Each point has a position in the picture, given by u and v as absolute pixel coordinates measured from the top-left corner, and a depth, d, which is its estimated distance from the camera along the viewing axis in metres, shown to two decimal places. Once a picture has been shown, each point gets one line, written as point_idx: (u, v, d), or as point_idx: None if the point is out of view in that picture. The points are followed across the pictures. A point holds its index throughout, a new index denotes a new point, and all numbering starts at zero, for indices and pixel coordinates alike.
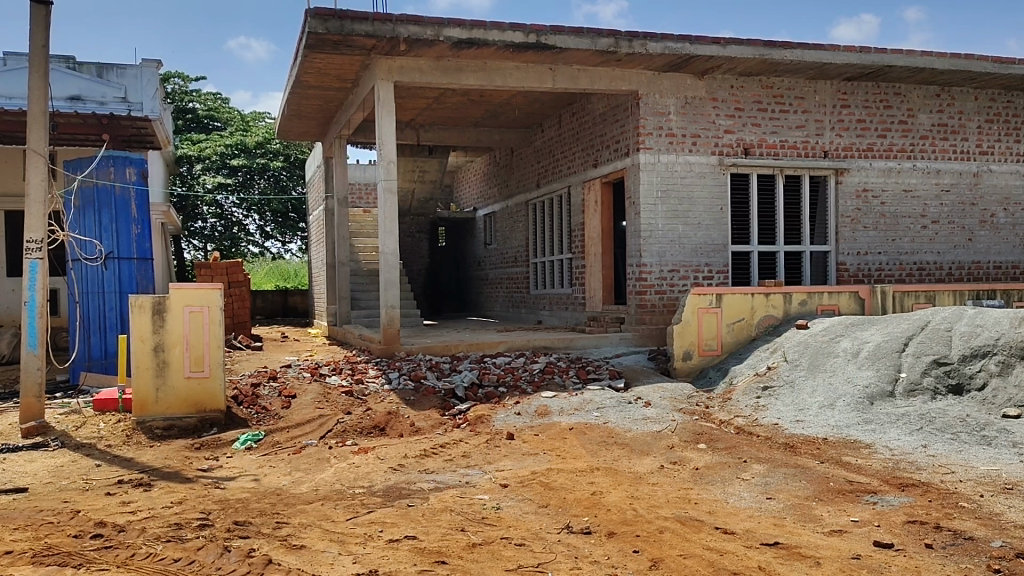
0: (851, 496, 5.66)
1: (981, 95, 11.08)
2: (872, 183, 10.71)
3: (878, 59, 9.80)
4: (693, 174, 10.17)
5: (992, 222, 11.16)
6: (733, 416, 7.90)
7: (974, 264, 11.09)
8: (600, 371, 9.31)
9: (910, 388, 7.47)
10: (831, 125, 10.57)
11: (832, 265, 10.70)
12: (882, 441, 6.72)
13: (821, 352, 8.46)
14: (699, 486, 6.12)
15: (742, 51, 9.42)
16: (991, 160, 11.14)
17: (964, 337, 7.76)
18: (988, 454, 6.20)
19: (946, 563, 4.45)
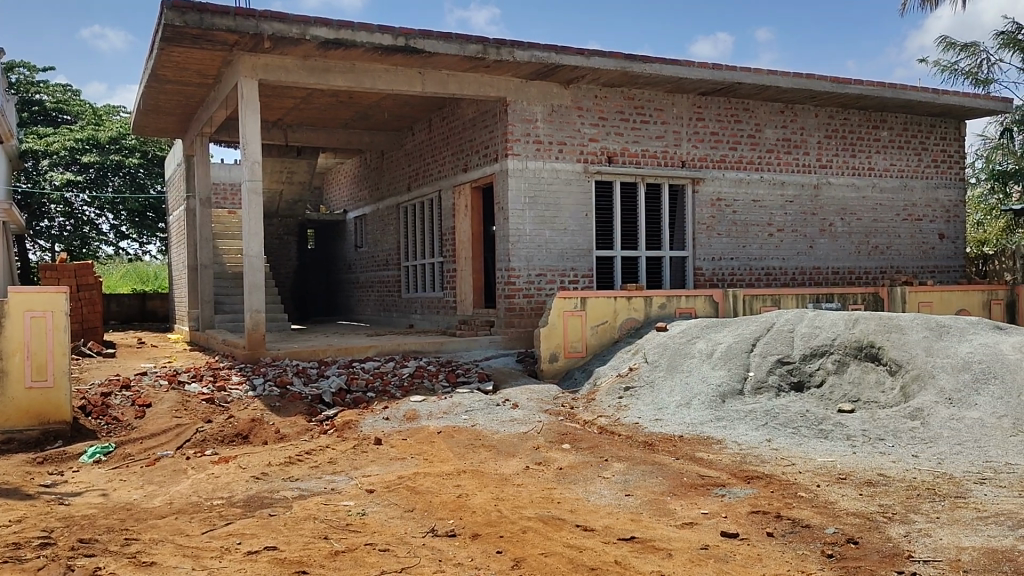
0: (702, 490, 5.95)
1: (821, 112, 11.90)
2: (725, 193, 11.30)
3: (730, 76, 10.35)
4: (559, 181, 10.40)
5: (830, 230, 11.99)
6: (596, 416, 8.13)
7: (815, 269, 11.89)
8: (469, 374, 9.38)
9: (757, 385, 7.93)
10: (688, 137, 11.08)
11: (689, 270, 11.20)
12: (731, 437, 7.10)
13: (678, 353, 8.85)
14: (562, 485, 6.28)
15: (605, 63, 9.73)
16: (830, 173, 11.98)
17: (804, 337, 8.33)
18: (825, 447, 6.67)
19: (785, 550, 4.75)
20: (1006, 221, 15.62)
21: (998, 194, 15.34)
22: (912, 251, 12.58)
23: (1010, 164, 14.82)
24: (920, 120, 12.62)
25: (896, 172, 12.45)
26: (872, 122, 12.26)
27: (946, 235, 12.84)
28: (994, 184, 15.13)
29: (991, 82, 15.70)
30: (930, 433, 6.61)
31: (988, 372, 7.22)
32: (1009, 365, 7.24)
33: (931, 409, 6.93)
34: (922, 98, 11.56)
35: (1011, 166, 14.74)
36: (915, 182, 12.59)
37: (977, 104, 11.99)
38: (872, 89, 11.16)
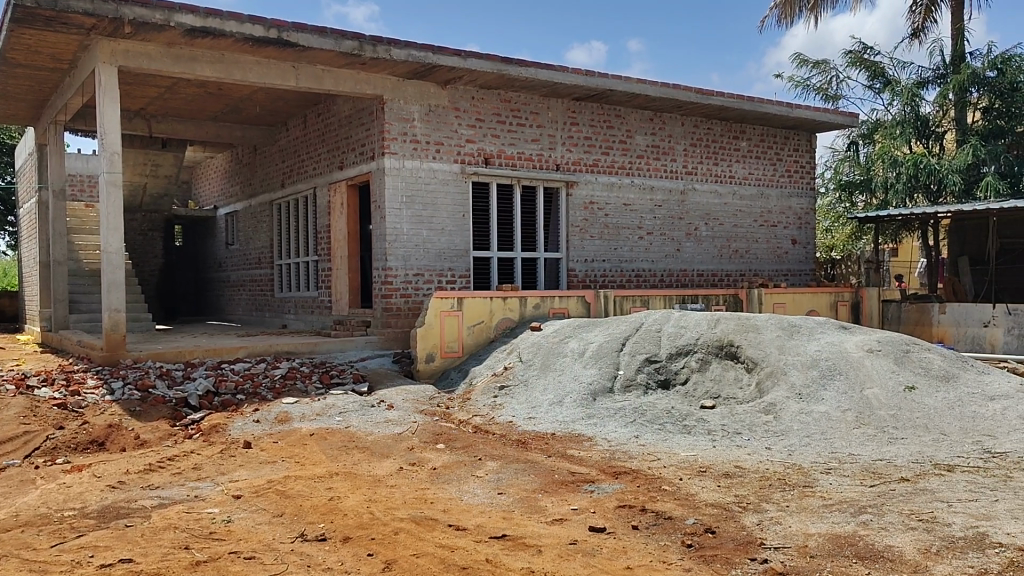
0: (572, 486, 6.09)
1: (687, 121, 12.42)
2: (598, 196, 11.62)
3: (602, 83, 10.63)
4: (436, 181, 10.39)
5: (696, 235, 12.53)
6: (471, 416, 8.17)
7: (681, 272, 12.40)
8: (343, 375, 9.23)
9: (626, 383, 8.19)
10: (562, 141, 11.32)
11: (564, 272, 11.44)
12: (601, 433, 7.30)
13: (552, 352, 9.02)
14: (435, 485, 6.28)
15: (481, 65, 9.79)
16: (695, 180, 12.52)
17: (670, 337, 8.68)
18: (688, 441, 6.96)
19: (649, 542, 4.93)
20: (852, 229, 16.80)
21: (845, 203, 16.43)
22: (769, 255, 13.32)
23: (856, 176, 15.94)
24: (777, 132, 13.37)
25: (754, 180, 13.15)
26: (733, 132, 12.89)
27: (799, 240, 13.68)
28: (841, 194, 16.19)
29: (840, 98, 16.81)
30: (782, 426, 7.03)
31: (833, 368, 7.73)
32: (852, 362, 7.78)
33: (784, 403, 7.36)
34: (778, 110, 12.25)
35: (857, 177, 15.86)
36: (771, 190, 13.34)
37: (827, 118, 12.83)
38: (733, 100, 11.73)
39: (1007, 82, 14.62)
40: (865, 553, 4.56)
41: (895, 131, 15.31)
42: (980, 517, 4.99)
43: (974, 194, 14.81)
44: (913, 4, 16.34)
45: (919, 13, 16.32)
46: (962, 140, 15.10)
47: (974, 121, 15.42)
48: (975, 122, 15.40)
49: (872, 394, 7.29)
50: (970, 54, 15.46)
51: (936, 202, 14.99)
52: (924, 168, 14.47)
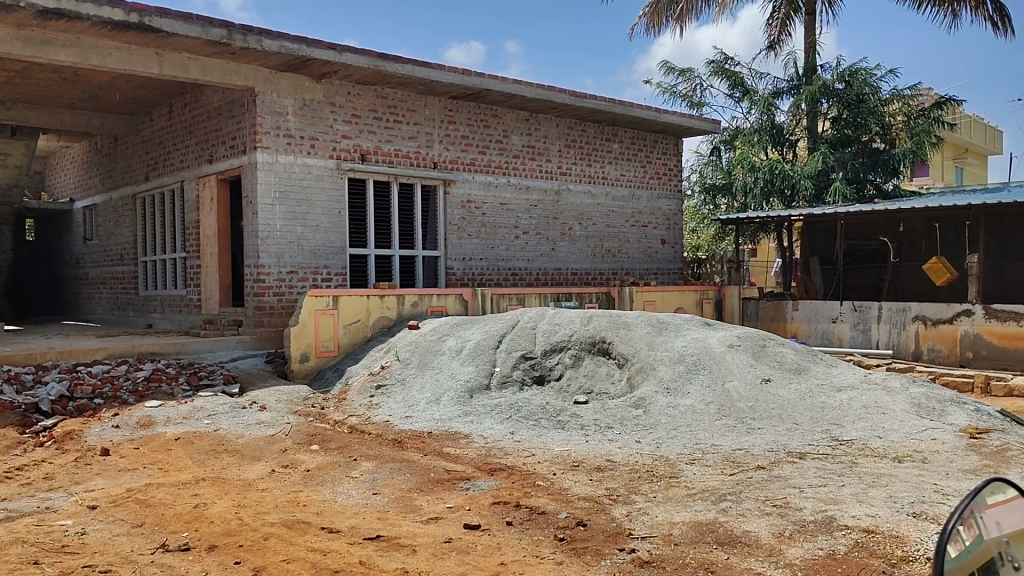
0: (448, 484, 6.10)
1: (561, 123, 12.68)
2: (475, 195, 11.68)
3: (478, 83, 10.69)
4: (311, 176, 10.16)
5: (570, 234, 12.80)
6: (347, 416, 8.04)
7: (556, 270, 12.63)
8: (213, 377, 8.89)
9: (502, 380, 8.28)
10: (440, 139, 11.32)
11: (442, 270, 11.44)
12: (477, 430, 7.34)
13: (429, 351, 9.00)
14: (308, 487, 6.15)
15: (357, 59, 9.64)
16: (570, 181, 12.80)
17: (545, 334, 8.86)
18: (561, 436, 7.11)
19: (522, 537, 5.01)
20: (716, 229, 17.59)
21: (709, 205, 17.22)
22: (639, 255, 13.76)
23: (718, 180, 16.86)
24: (646, 135, 13.84)
25: (625, 182, 13.56)
26: (605, 135, 13.25)
27: (667, 240, 14.21)
28: (706, 196, 17.01)
29: (705, 105, 17.56)
30: (651, 420, 7.29)
31: (698, 363, 8.09)
32: (715, 356, 8.16)
33: (652, 397, 7.64)
34: (646, 115, 12.67)
35: (719, 181, 16.81)
36: (641, 192, 13.79)
37: (692, 124, 13.40)
38: (604, 104, 12.05)
39: (854, 94, 15.59)
40: (725, 540, 4.80)
41: (754, 138, 16.21)
42: (828, 501, 5.35)
43: (824, 198, 15.77)
44: (769, 18, 17.25)
45: (774, 27, 17.25)
46: (813, 148, 16.11)
47: (824, 130, 16.48)
48: (825, 131, 16.44)
49: (732, 387, 7.67)
50: (821, 67, 16.44)
51: (790, 206, 15.89)
52: (779, 173, 15.43)
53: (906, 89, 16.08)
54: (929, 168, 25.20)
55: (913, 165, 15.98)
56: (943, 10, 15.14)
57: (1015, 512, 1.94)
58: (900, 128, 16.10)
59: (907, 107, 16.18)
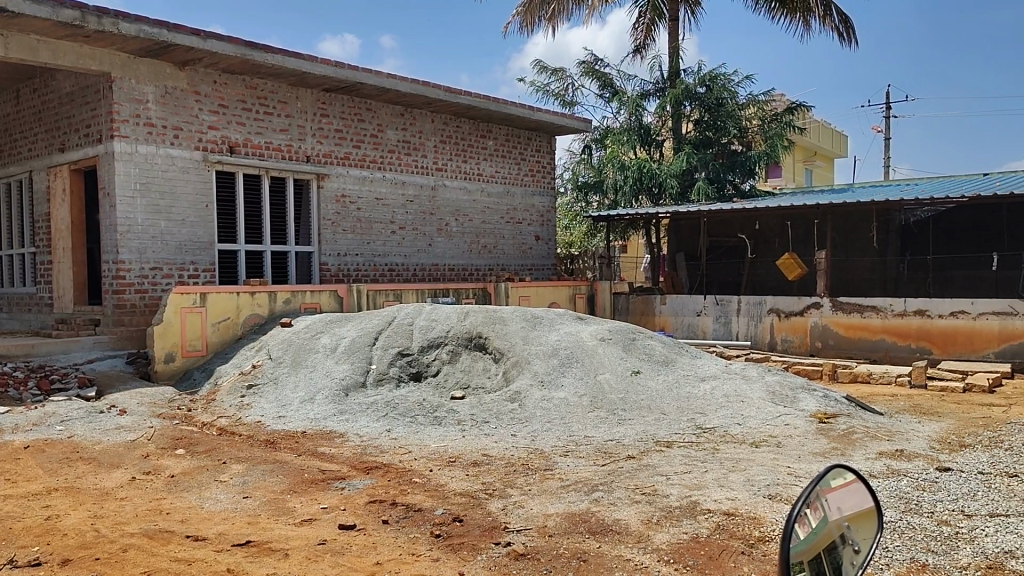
0: (322, 485, 5.98)
1: (436, 118, 12.65)
2: (350, 190, 11.49)
3: (351, 76, 10.51)
4: (174, 168, 9.69)
5: (446, 230, 12.79)
6: (216, 417, 7.75)
7: (432, 266, 12.60)
8: (67, 380, 8.33)
9: (378, 377, 8.20)
10: (312, 132, 11.06)
11: (315, 266, 11.19)
12: (353, 429, 7.23)
13: (303, 348, 8.80)
14: (173, 494, 5.88)
15: (223, 47, 9.27)
16: (446, 176, 12.79)
17: (422, 330, 8.85)
18: (438, 432, 7.11)
19: (398, 535, 4.98)
20: (588, 226, 18.01)
21: (581, 202, 17.61)
22: (514, 250, 13.92)
23: (590, 177, 17.21)
24: (519, 133, 14.01)
25: (500, 178, 13.68)
26: (480, 131, 13.33)
27: (541, 237, 14.45)
28: (578, 193, 17.37)
29: (576, 104, 17.95)
30: (526, 413, 7.41)
31: (571, 356, 8.28)
32: (587, 350, 8.38)
33: (527, 391, 7.77)
34: (520, 113, 12.83)
35: (591, 178, 17.12)
36: (516, 188, 13.96)
37: (564, 122, 13.67)
38: (479, 101, 12.11)
39: (714, 98, 16.38)
40: (597, 529, 4.94)
41: (622, 138, 16.72)
42: (692, 487, 5.60)
43: (688, 197, 16.44)
44: (635, 23, 17.80)
45: (640, 31, 17.82)
46: (677, 148, 16.69)
47: (687, 131, 17.09)
48: (688, 133, 17.07)
49: (604, 379, 7.90)
50: (684, 71, 17.11)
51: (657, 204, 16.45)
52: (647, 172, 16.01)
53: (760, 95, 16.96)
54: (782, 169, 26.73)
55: (767, 166, 16.89)
56: (794, 19, 15.98)
57: (852, 496, 2.03)
58: (756, 131, 17.03)
59: (762, 112, 17.06)
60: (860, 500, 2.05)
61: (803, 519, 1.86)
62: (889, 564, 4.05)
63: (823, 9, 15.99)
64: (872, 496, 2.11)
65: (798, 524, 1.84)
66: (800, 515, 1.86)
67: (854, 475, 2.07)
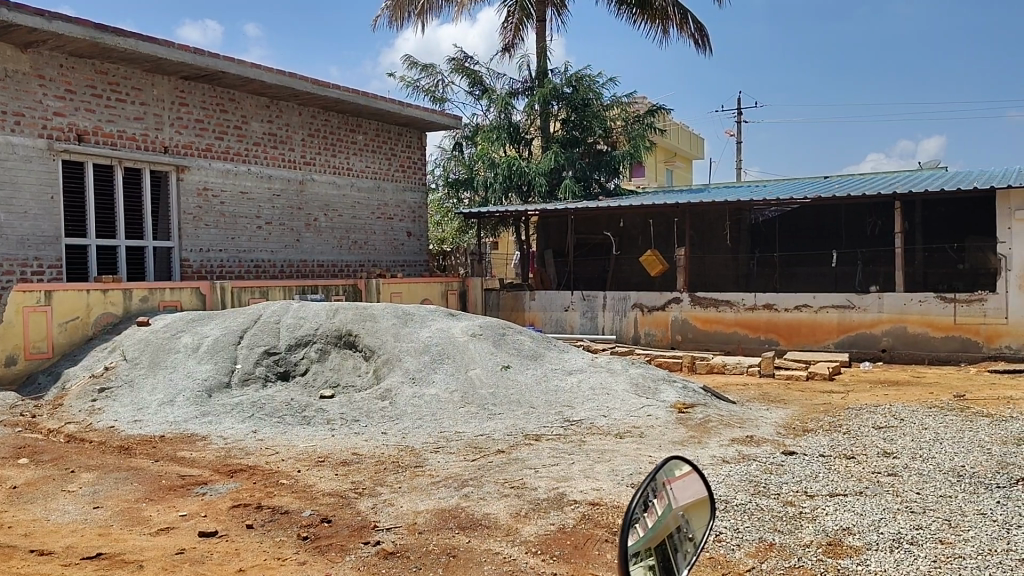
0: (182, 491, 5.73)
1: (303, 111, 12.33)
2: (212, 182, 11.04)
3: (212, 64, 10.08)
4: (16, 157, 9.01)
5: (315, 226, 12.51)
6: (64, 423, 7.27)
7: (301, 262, 12.31)
8: None
9: (244, 377, 7.93)
10: (170, 122, 10.55)
11: (175, 261, 10.71)
12: (216, 431, 6.96)
13: (161, 349, 8.39)
14: (14, 507, 5.48)
15: (70, 29, 8.69)
16: (314, 171, 12.50)
17: (290, 328, 8.65)
18: (307, 432, 6.96)
19: (263, 540, 4.85)
20: (459, 223, 18.06)
21: (452, 198, 17.62)
22: (385, 246, 13.78)
23: (461, 174, 17.26)
24: (390, 127, 13.88)
25: (371, 173, 13.50)
26: (349, 125, 13.10)
27: (413, 233, 14.38)
28: (449, 190, 17.39)
29: (447, 101, 17.93)
30: (397, 410, 7.37)
31: (442, 353, 8.29)
32: (458, 346, 8.41)
33: (398, 389, 7.73)
34: (390, 108, 12.70)
35: (462, 175, 17.17)
36: (387, 184, 13.82)
37: (435, 118, 13.64)
38: (348, 94, 11.90)
39: (580, 99, 16.73)
40: (466, 524, 4.99)
41: (492, 136, 16.85)
42: (559, 479, 5.74)
43: (557, 195, 16.79)
44: (504, 22, 17.96)
45: (509, 30, 18.00)
46: (546, 147, 16.99)
47: (555, 130, 17.40)
48: (556, 132, 17.35)
49: (475, 374, 7.96)
50: (551, 71, 17.42)
51: (527, 201, 16.74)
52: (516, 170, 16.23)
53: (624, 96, 17.50)
54: (644, 170, 27.73)
55: (631, 166, 17.50)
56: (654, 26, 16.54)
57: (690, 485, 2.18)
58: (619, 133, 17.56)
59: (625, 113, 17.63)
60: (697, 489, 2.20)
61: (645, 504, 2.00)
62: (740, 544, 4.31)
63: (681, 16, 16.66)
64: (707, 487, 2.28)
65: (640, 509, 1.97)
66: (643, 500, 1.99)
67: (690, 467, 2.22)
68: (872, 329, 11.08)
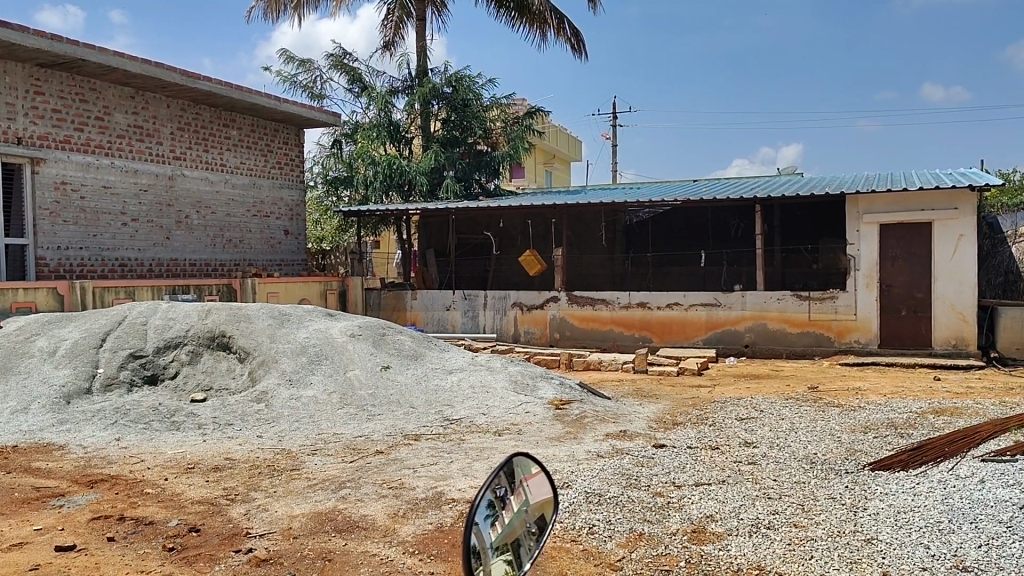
0: (36, 504, 5.37)
1: (172, 103, 11.83)
2: (71, 176, 10.42)
3: (71, 51, 9.52)
4: None
5: (186, 223, 12.03)
6: None
7: (170, 261, 11.81)
8: None
9: (107, 382, 7.54)
10: (25, 111, 9.89)
11: (30, 259, 10.01)
12: (75, 439, 6.56)
13: (13, 353, 7.86)
14: None
15: None
16: (184, 166, 12.01)
17: (158, 330, 8.29)
18: (177, 438, 6.68)
19: (125, 552, 4.62)
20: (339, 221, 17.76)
21: (332, 197, 17.31)
22: (261, 245, 13.41)
23: (340, 172, 16.96)
24: (266, 123, 13.51)
25: (245, 170, 13.10)
26: (222, 120, 12.66)
27: (291, 232, 14.07)
28: (328, 188, 17.06)
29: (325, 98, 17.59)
30: (273, 413, 7.19)
31: (320, 354, 8.15)
32: (337, 347, 8.29)
33: (274, 391, 7.54)
34: (265, 103, 12.38)
35: (342, 173, 16.88)
36: (263, 181, 13.45)
37: (313, 115, 13.38)
38: (220, 87, 11.50)
39: (460, 99, 16.79)
40: (343, 527, 4.93)
41: (372, 133, 16.66)
42: (438, 478, 5.75)
43: (438, 194, 16.78)
44: (383, 19, 17.78)
45: (388, 28, 17.84)
46: (427, 146, 16.95)
47: (436, 130, 17.39)
48: (437, 131, 17.36)
49: (354, 374, 7.87)
50: (431, 70, 17.40)
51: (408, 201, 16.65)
52: (396, 168, 16.10)
53: (503, 98, 17.68)
54: (524, 171, 28.05)
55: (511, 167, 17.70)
56: (532, 30, 16.79)
57: (542, 485, 2.27)
58: (499, 133, 17.71)
59: (504, 115, 17.79)
60: (546, 489, 2.29)
61: (503, 498, 2.05)
62: (612, 535, 4.46)
63: (557, 21, 16.98)
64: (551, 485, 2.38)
65: (498, 502, 2.02)
66: (499, 493, 2.05)
67: (540, 468, 2.31)
68: (736, 325, 11.65)
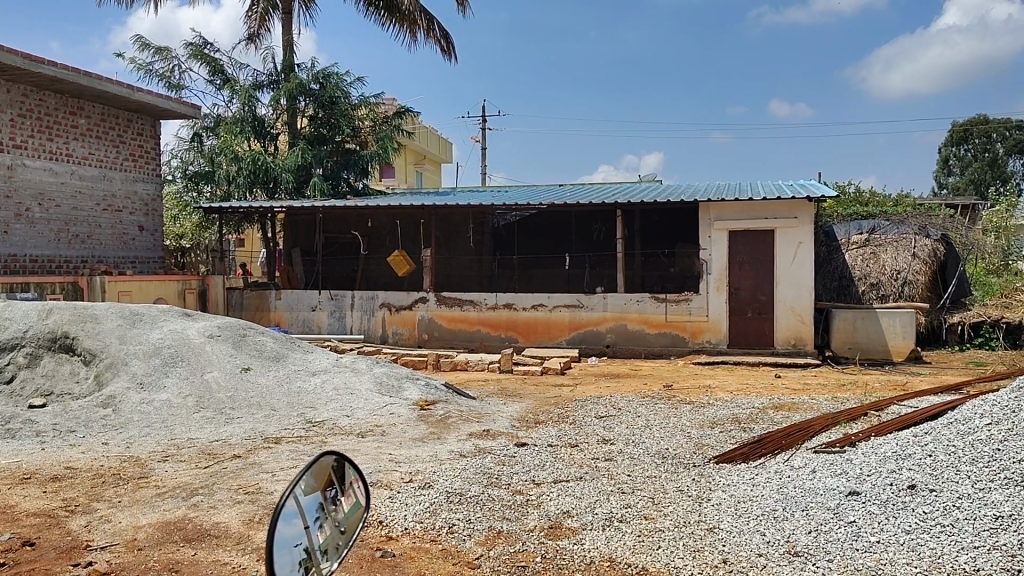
0: None
1: (13, 88, 11.02)
2: None
3: None
4: None
5: (27, 216, 11.26)
6: None
7: (10, 257, 11.00)
8: None
9: None
10: None
11: None
12: None
13: None
14: None
15: None
16: (25, 155, 11.21)
17: None
18: (11, 447, 6.23)
19: None
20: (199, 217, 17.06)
21: (192, 192, 16.62)
22: (112, 241, 12.72)
23: (201, 166, 16.33)
24: (118, 112, 12.83)
25: (95, 161, 12.39)
26: (69, 108, 11.92)
27: (146, 227, 13.41)
28: (188, 182, 16.39)
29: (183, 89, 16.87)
30: (121, 419, 6.84)
31: (175, 355, 7.82)
32: (193, 348, 7.97)
33: (123, 395, 7.18)
34: (117, 91, 11.75)
35: (202, 168, 16.27)
36: (114, 173, 12.76)
37: (170, 106, 12.83)
38: (67, 73, 10.83)
39: (328, 96, 16.53)
40: (193, 535, 4.74)
41: (235, 128, 16.11)
42: None
43: (304, 193, 16.42)
44: (248, 10, 17.25)
45: (254, 19, 17.32)
46: (293, 144, 16.59)
47: (302, 127, 17.05)
48: (303, 128, 17.02)
49: (211, 377, 7.59)
50: (298, 65, 17.01)
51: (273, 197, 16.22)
52: (261, 165, 15.66)
53: (372, 96, 17.47)
54: (393, 170, 27.83)
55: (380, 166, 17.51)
56: (402, 30, 16.68)
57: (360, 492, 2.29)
58: (367, 132, 17.48)
59: (373, 114, 17.59)
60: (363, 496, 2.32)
61: (333, 498, 2.04)
62: (471, 534, 4.50)
63: (426, 22, 16.95)
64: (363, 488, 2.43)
65: (328, 503, 2.00)
66: (329, 494, 2.03)
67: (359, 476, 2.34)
68: (599, 326, 11.99)
